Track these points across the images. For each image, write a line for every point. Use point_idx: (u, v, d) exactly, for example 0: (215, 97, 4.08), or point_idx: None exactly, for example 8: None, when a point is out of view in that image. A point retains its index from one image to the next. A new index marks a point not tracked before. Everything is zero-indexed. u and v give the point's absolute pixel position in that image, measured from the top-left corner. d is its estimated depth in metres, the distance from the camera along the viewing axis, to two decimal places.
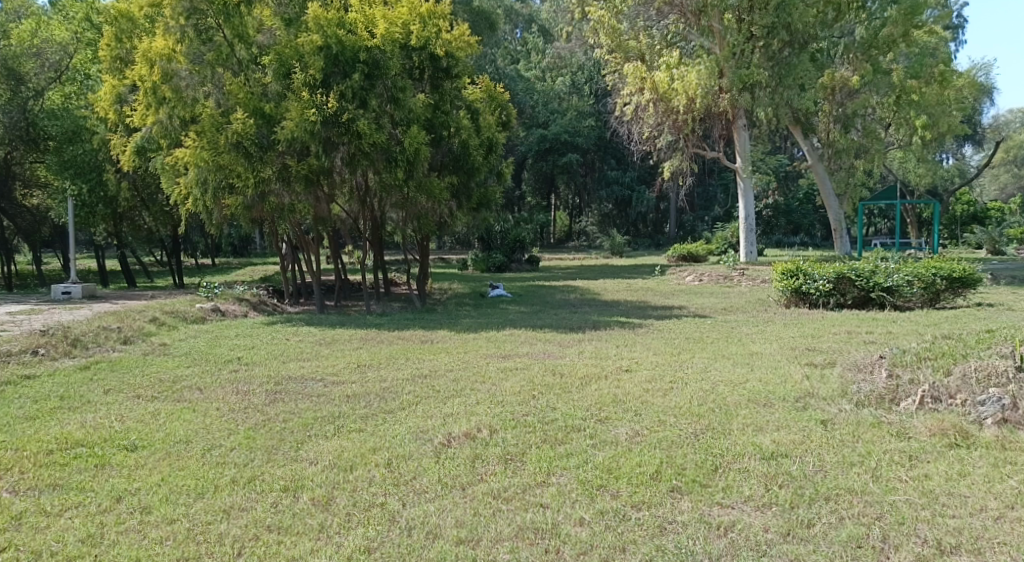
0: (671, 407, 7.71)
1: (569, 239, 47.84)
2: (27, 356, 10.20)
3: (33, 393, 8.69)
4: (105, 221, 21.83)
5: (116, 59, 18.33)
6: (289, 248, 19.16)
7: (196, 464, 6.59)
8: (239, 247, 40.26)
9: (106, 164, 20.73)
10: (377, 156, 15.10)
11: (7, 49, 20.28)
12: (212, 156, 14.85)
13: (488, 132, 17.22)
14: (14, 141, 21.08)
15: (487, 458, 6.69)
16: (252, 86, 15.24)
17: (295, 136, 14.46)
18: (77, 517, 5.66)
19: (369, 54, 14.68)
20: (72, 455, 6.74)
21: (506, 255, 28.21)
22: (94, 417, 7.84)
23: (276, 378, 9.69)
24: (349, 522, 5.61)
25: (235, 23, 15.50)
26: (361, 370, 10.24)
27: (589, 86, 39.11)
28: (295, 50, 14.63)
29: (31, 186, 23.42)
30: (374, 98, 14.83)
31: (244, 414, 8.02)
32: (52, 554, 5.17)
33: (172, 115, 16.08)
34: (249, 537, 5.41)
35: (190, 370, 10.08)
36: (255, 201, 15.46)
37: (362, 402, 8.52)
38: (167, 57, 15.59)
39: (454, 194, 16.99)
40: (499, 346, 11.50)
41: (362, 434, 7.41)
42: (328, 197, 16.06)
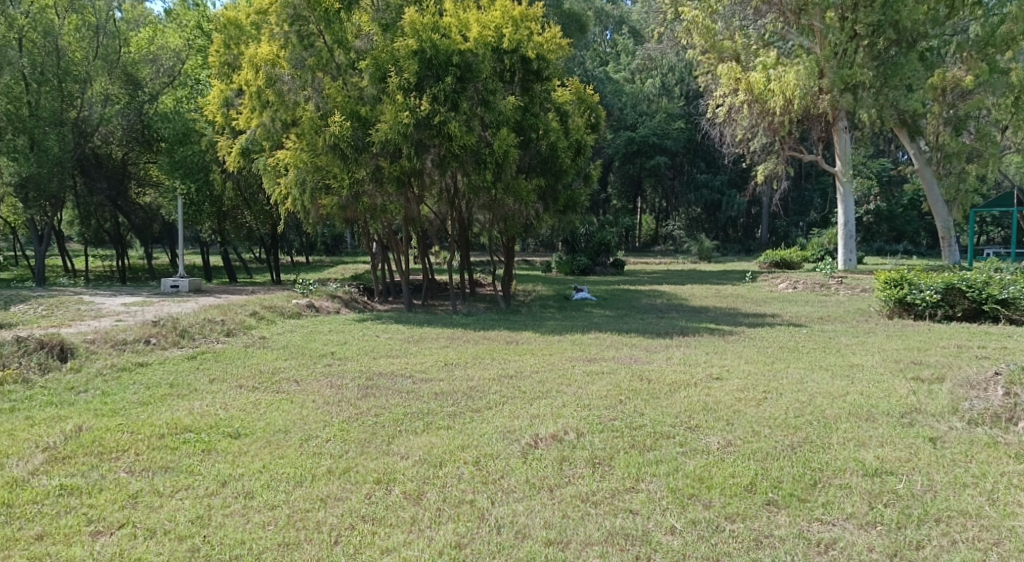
0: (766, 418, 7.53)
1: (655, 243, 47.39)
2: (141, 345, 10.68)
3: (146, 380, 9.10)
4: (211, 219, 22.94)
5: (224, 64, 19.03)
6: (379, 248, 19.57)
7: (295, 453, 6.80)
8: (332, 247, 41.27)
9: (212, 164, 21.58)
10: (467, 158, 15.36)
11: (126, 56, 21.85)
12: (311, 157, 15.61)
13: (577, 134, 17.12)
14: (129, 141, 22.35)
15: (574, 461, 6.69)
16: (349, 89, 15.56)
17: (389, 138, 14.88)
18: (188, 498, 5.91)
19: (462, 57, 14.89)
20: (181, 440, 7.01)
21: (591, 258, 27.97)
22: (201, 404, 8.15)
23: (367, 373, 9.92)
24: (439, 516, 5.73)
25: (335, 29, 15.75)
26: (448, 367, 10.38)
27: (680, 88, 38.48)
28: (391, 54, 14.93)
29: (146, 185, 24.00)
30: (466, 101, 15.03)
31: (338, 407, 8.22)
32: (165, 533, 5.42)
33: (274, 118, 16.53)
34: (345, 526, 5.58)
35: (287, 362, 10.41)
36: (350, 201, 16.19)
37: (450, 400, 8.62)
38: (271, 63, 16.01)
39: (541, 196, 17.06)
40: (585, 349, 11.49)
41: (450, 431, 7.49)
42: (418, 198, 16.36)
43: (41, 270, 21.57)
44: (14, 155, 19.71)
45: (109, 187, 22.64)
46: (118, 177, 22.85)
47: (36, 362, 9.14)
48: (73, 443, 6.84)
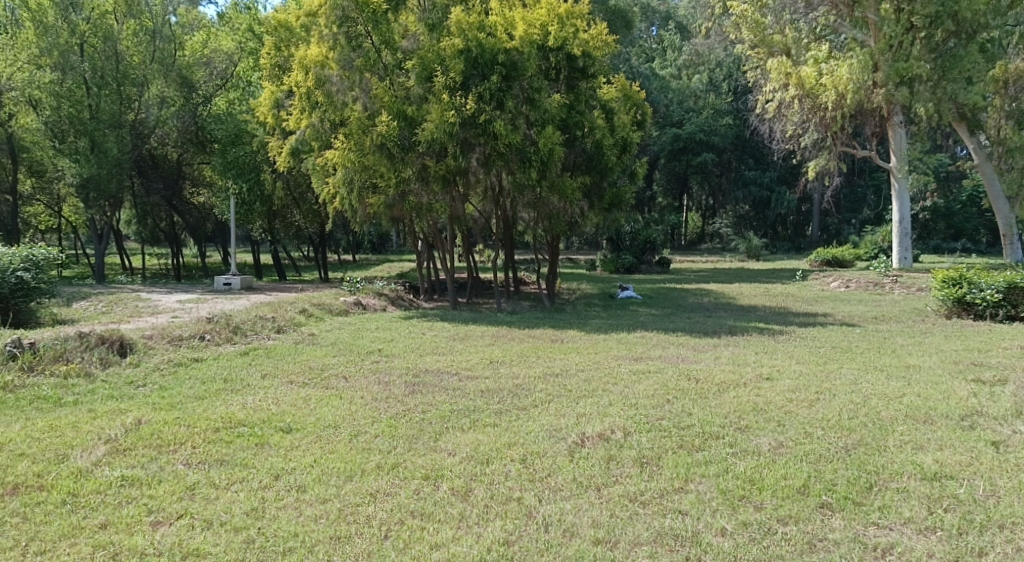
0: (818, 419, 7.40)
1: (702, 241, 46.94)
2: (196, 341, 10.90)
3: (200, 374, 9.30)
4: (261, 218, 23.35)
5: (275, 66, 19.47)
6: (425, 246, 19.70)
7: (344, 448, 6.87)
8: (378, 245, 41.64)
9: (263, 165, 21.92)
10: (512, 156, 15.36)
11: (181, 60, 22.39)
12: (358, 157, 15.58)
13: (623, 131, 16.90)
14: (184, 142, 22.82)
15: (622, 460, 6.65)
16: (396, 89, 15.69)
17: (435, 138, 14.96)
18: (242, 490, 6.01)
19: (508, 56, 14.90)
20: (235, 434, 7.14)
21: (636, 256, 27.87)
22: (254, 399, 8.28)
23: (414, 370, 10.00)
24: (487, 513, 5.75)
25: (383, 29, 15.99)
26: (493, 365, 10.40)
27: (727, 83, 38.12)
28: (437, 54, 15.01)
29: (200, 185, 24.57)
30: (511, 99, 15.05)
31: (386, 403, 8.30)
32: (221, 524, 5.52)
33: (323, 119, 16.73)
34: (395, 521, 5.64)
35: (336, 359, 10.52)
36: (396, 200, 16.35)
37: (496, 397, 8.63)
38: (320, 64, 16.03)
39: (586, 194, 16.98)
40: (631, 348, 11.42)
41: (497, 428, 7.51)
42: (463, 196, 16.44)
43: (101, 267, 22.17)
44: (77, 158, 20.23)
45: (165, 187, 23.42)
46: (173, 178, 23.53)
47: (97, 356, 9.35)
48: (133, 435, 6.99)
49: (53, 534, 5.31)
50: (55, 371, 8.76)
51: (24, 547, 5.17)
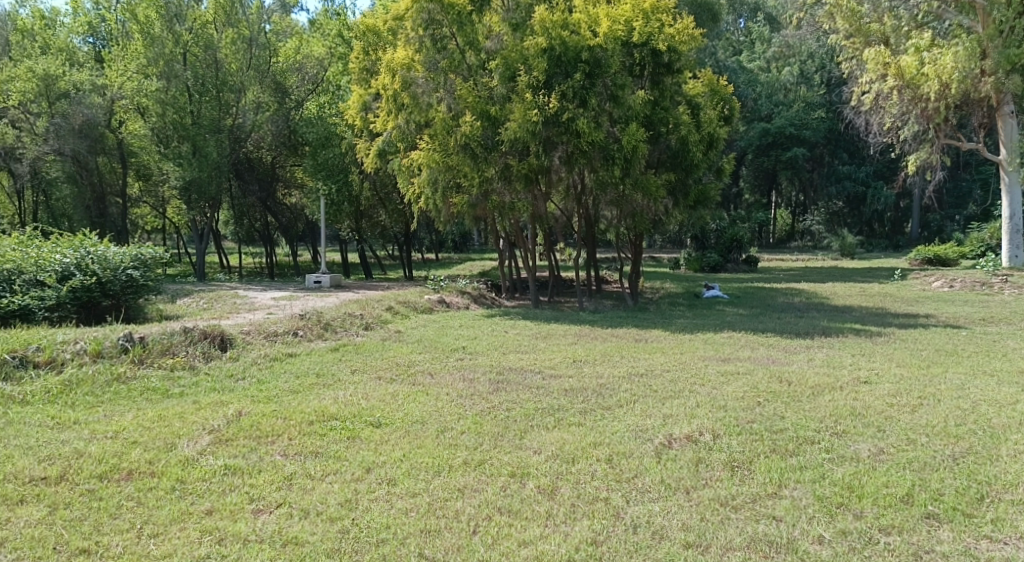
0: (921, 425, 7.09)
1: (792, 238, 45.71)
2: (290, 337, 11.20)
3: (295, 368, 9.58)
4: (348, 218, 23.86)
5: (364, 70, 19.75)
6: (506, 245, 19.77)
7: (432, 444, 6.94)
8: (460, 244, 41.99)
9: (351, 166, 22.53)
10: (595, 154, 15.35)
11: (274, 66, 22.89)
12: (442, 157, 15.82)
13: (710, 127, 16.54)
14: (277, 145, 23.35)
15: (711, 463, 6.51)
16: (480, 89, 15.73)
17: (518, 137, 14.97)
18: (336, 482, 6.14)
19: (591, 53, 14.82)
20: (328, 427, 7.29)
21: (722, 255, 27.33)
22: (344, 394, 8.46)
23: (498, 367, 10.04)
24: (574, 512, 5.72)
25: (467, 31, 16.04)
26: (576, 364, 10.35)
27: (820, 75, 36.97)
28: (521, 53, 14.99)
29: (292, 186, 25.38)
30: (594, 97, 14.94)
31: (471, 400, 8.36)
32: (317, 513, 5.64)
33: (409, 120, 16.81)
34: (483, 516, 5.67)
35: (422, 356, 10.64)
36: (480, 199, 16.46)
37: (580, 396, 8.58)
38: (407, 67, 16.31)
39: (670, 192, 16.76)
40: (718, 349, 11.18)
41: (582, 428, 7.46)
42: (545, 195, 16.53)
43: (200, 266, 22.96)
44: (180, 161, 21.15)
45: (261, 190, 24.22)
46: (268, 180, 24.35)
47: (201, 351, 9.72)
48: (234, 426, 7.23)
49: (164, 519, 5.50)
50: (163, 364, 9.15)
51: (138, 530, 5.38)
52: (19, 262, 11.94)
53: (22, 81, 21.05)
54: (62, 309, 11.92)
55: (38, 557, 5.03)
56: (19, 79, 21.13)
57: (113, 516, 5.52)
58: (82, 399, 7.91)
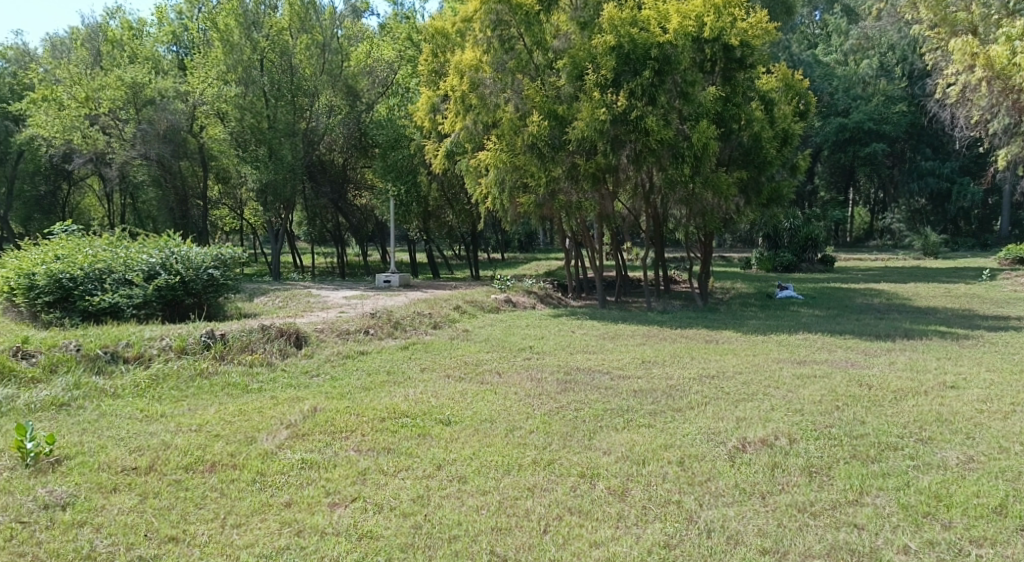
0: (1015, 433, 6.78)
1: (870, 237, 44.38)
2: (361, 335, 11.33)
3: (366, 366, 9.70)
4: (417, 218, 24.09)
5: (433, 72, 19.93)
6: (574, 245, 19.68)
7: (501, 442, 6.92)
8: (526, 244, 41.99)
9: (420, 167, 22.75)
10: (664, 152, 15.17)
11: (347, 70, 23.14)
12: (510, 157, 15.74)
13: (783, 122, 16.34)
14: (348, 147, 24.24)
15: (788, 468, 6.33)
16: (547, 89, 15.66)
17: (586, 136, 14.85)
18: (409, 478, 6.17)
19: (661, 50, 14.60)
20: (399, 424, 7.35)
21: (796, 254, 26.70)
22: (415, 392, 8.51)
23: (566, 367, 9.97)
24: (645, 514, 5.63)
25: (535, 30, 16.04)
26: (646, 365, 10.21)
27: (901, 67, 35.59)
28: (589, 52, 14.86)
29: (362, 187, 25.71)
30: (663, 94, 14.75)
31: (539, 400, 8.31)
32: (391, 508, 5.68)
33: (477, 122, 16.76)
34: (553, 516, 5.62)
35: (489, 355, 10.65)
36: (546, 199, 16.35)
37: (650, 397, 8.46)
38: (474, 67, 16.42)
39: (742, 190, 16.45)
40: (793, 351, 10.89)
41: (652, 429, 7.35)
42: (612, 194, 16.40)
43: (275, 265, 23.46)
44: (257, 165, 21.79)
45: (333, 191, 24.84)
46: (339, 182, 24.86)
47: (278, 348, 9.93)
48: (309, 422, 7.34)
49: (246, 509, 5.62)
50: (242, 360, 9.36)
51: (222, 519, 5.50)
52: (109, 262, 12.51)
53: (112, 90, 21.58)
54: (149, 306, 12.33)
55: (131, 543, 5.16)
56: (108, 87, 21.66)
57: (198, 506, 5.66)
58: (167, 393, 8.14)
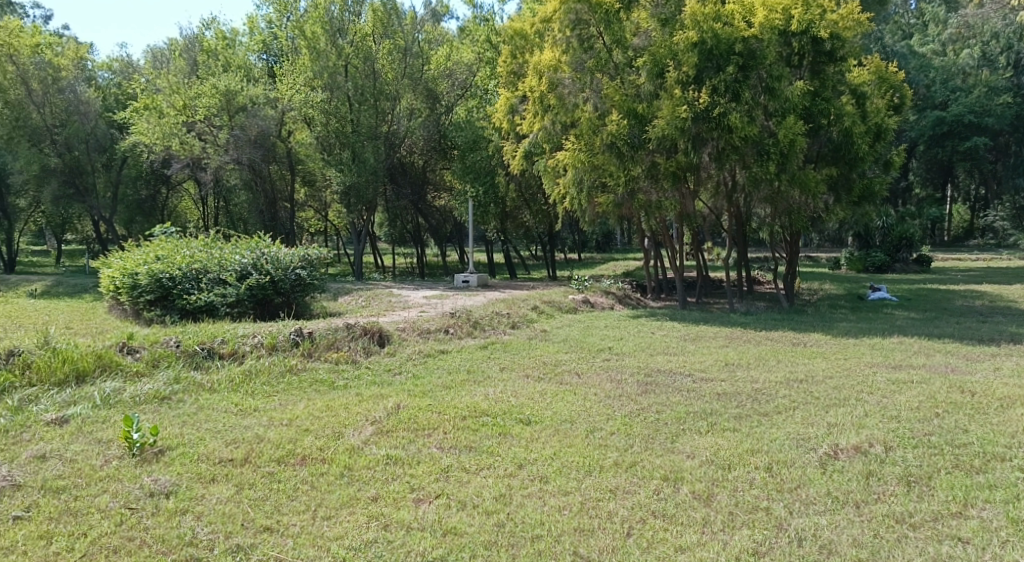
0: None
1: (970, 236, 42.40)
2: (442, 335, 11.42)
3: (447, 365, 9.77)
4: (495, 218, 24.16)
5: (512, 73, 20.03)
6: (653, 245, 19.45)
7: (582, 444, 6.86)
8: (603, 244, 41.65)
9: (498, 168, 22.85)
10: (748, 150, 14.77)
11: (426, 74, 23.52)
12: (588, 157, 15.60)
13: (877, 117, 15.71)
14: (428, 150, 24.45)
15: (884, 477, 6.08)
16: (627, 87, 15.50)
17: (666, 134, 14.63)
18: (490, 476, 6.17)
19: (746, 45, 14.31)
20: (480, 422, 7.36)
21: (889, 255, 25.77)
22: (494, 391, 8.51)
23: (646, 369, 9.82)
24: (732, 521, 5.50)
25: (615, 28, 15.74)
26: (729, 368, 9.97)
27: (1006, 56, 34.39)
28: (670, 48, 14.57)
29: (442, 189, 25.94)
30: (748, 90, 14.40)
31: (620, 401, 8.20)
32: (474, 506, 5.69)
33: (555, 122, 16.80)
34: (636, 518, 5.54)
35: (568, 355, 10.59)
36: (625, 198, 16.12)
37: (734, 401, 8.25)
38: (554, 67, 16.49)
39: (831, 187, 16.00)
40: (887, 355, 10.47)
41: (737, 434, 7.16)
42: (693, 193, 16.12)
43: (357, 265, 23.87)
44: (342, 167, 22.21)
45: (413, 192, 25.09)
46: (420, 184, 25.24)
47: (362, 346, 10.10)
48: (393, 419, 7.41)
49: (335, 502, 5.71)
50: (328, 357, 9.55)
51: (313, 512, 5.60)
52: (205, 262, 13.02)
53: (207, 98, 22.37)
54: (241, 305, 12.75)
55: (229, 532, 5.30)
56: (204, 95, 22.47)
57: (291, 498, 5.77)
58: (260, 388, 8.38)
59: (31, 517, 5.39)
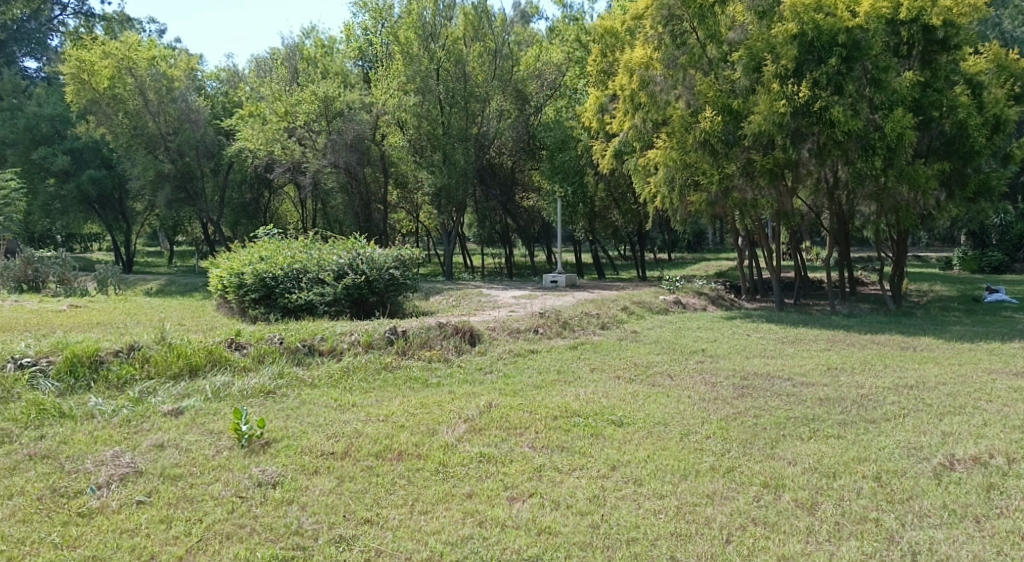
0: None
1: None
2: (531, 334, 11.36)
3: (536, 365, 9.70)
4: (584, 218, 23.97)
5: (602, 72, 19.81)
6: (748, 245, 18.95)
7: (676, 447, 6.67)
8: (695, 244, 40.82)
9: (587, 168, 22.69)
10: (851, 144, 14.22)
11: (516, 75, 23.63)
12: (680, 155, 15.34)
13: (995, 108, 14.83)
14: (517, 151, 24.59)
15: (1007, 491, 5.72)
16: (721, 83, 15.11)
17: (763, 130, 14.18)
18: (584, 477, 6.06)
19: (850, 35, 13.74)
20: (571, 423, 7.26)
21: (1006, 254, 24.39)
22: (585, 391, 8.40)
23: (742, 372, 9.50)
24: (839, 531, 5.27)
25: (709, 23, 15.36)
26: (832, 372, 9.56)
27: None
28: (767, 42, 14.21)
29: (530, 189, 25.95)
30: (851, 83, 13.82)
31: (715, 405, 7.96)
32: (567, 506, 5.59)
33: (646, 119, 16.52)
34: (736, 525, 5.35)
35: (660, 357, 10.37)
36: (719, 197, 15.69)
37: (838, 407, 7.90)
38: (646, 65, 15.99)
39: (944, 183, 15.35)
40: (1006, 361, 9.85)
41: (842, 441, 6.84)
42: (791, 191, 15.64)
43: (447, 266, 24.05)
44: (433, 169, 22.51)
45: (501, 193, 25.17)
46: (508, 184, 25.29)
47: (453, 344, 10.15)
48: (486, 417, 7.40)
49: (431, 498, 5.71)
50: (421, 355, 9.62)
51: (410, 506, 5.61)
52: (304, 262, 13.31)
53: (307, 104, 22.80)
54: (338, 304, 13.02)
55: (332, 522, 5.36)
56: (304, 101, 22.91)
57: (388, 492, 5.81)
58: (357, 384, 8.51)
59: (152, 502, 5.57)
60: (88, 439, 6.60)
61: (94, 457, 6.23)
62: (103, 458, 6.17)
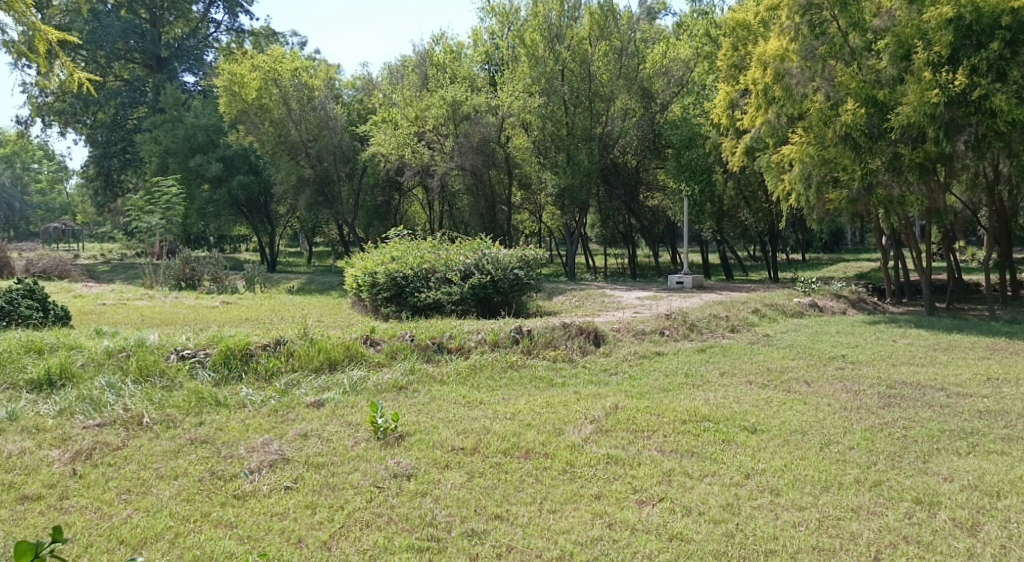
0: None
1: None
2: (657, 336, 11.04)
3: (664, 367, 9.39)
4: (712, 218, 23.28)
5: (732, 66, 19.08)
6: (893, 244, 17.86)
7: (816, 457, 6.25)
8: (828, 244, 39.01)
9: (716, 166, 22.10)
10: (1015, 135, 13.14)
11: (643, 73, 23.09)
12: (818, 150, 14.59)
13: None
14: (642, 149, 24.16)
15: None
16: (865, 74, 14.31)
17: (913, 122, 13.19)
18: (716, 484, 5.76)
19: (1014, 17, 12.66)
20: (701, 428, 6.94)
21: None
22: (716, 395, 8.05)
23: (888, 381, 8.86)
24: (1006, 555, 4.79)
25: (852, 10, 14.47)
26: (992, 383, 8.76)
27: None
28: (918, 27, 13.28)
29: (654, 188, 25.47)
30: (1016, 68, 12.73)
31: (858, 414, 7.43)
32: (699, 513, 5.32)
33: (781, 114, 15.81)
34: (885, 543, 4.94)
35: (796, 362, 9.84)
36: (861, 194, 14.79)
37: (1001, 420, 7.23)
38: (780, 57, 15.18)
39: None
40: None
41: (1006, 457, 6.23)
42: (943, 186, 14.61)
43: (571, 266, 23.89)
44: (558, 169, 22.46)
45: (626, 192, 24.93)
46: (632, 183, 24.94)
47: (578, 344, 9.97)
48: (612, 419, 7.18)
49: (559, 497, 5.57)
50: (546, 355, 9.51)
51: (538, 504, 5.49)
52: (433, 261, 13.45)
53: (435, 108, 23.11)
54: (465, 303, 13.10)
55: (464, 516, 5.31)
56: (434, 105, 23.13)
57: (517, 490, 5.71)
58: (484, 382, 8.48)
59: (298, 488, 5.68)
60: (240, 426, 6.84)
61: (247, 443, 6.45)
62: (255, 445, 6.37)
